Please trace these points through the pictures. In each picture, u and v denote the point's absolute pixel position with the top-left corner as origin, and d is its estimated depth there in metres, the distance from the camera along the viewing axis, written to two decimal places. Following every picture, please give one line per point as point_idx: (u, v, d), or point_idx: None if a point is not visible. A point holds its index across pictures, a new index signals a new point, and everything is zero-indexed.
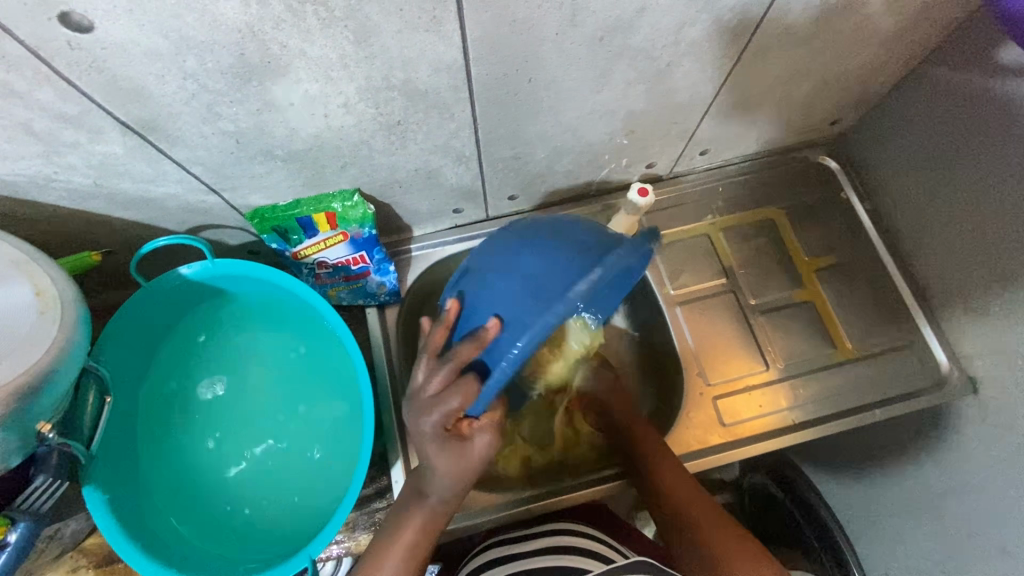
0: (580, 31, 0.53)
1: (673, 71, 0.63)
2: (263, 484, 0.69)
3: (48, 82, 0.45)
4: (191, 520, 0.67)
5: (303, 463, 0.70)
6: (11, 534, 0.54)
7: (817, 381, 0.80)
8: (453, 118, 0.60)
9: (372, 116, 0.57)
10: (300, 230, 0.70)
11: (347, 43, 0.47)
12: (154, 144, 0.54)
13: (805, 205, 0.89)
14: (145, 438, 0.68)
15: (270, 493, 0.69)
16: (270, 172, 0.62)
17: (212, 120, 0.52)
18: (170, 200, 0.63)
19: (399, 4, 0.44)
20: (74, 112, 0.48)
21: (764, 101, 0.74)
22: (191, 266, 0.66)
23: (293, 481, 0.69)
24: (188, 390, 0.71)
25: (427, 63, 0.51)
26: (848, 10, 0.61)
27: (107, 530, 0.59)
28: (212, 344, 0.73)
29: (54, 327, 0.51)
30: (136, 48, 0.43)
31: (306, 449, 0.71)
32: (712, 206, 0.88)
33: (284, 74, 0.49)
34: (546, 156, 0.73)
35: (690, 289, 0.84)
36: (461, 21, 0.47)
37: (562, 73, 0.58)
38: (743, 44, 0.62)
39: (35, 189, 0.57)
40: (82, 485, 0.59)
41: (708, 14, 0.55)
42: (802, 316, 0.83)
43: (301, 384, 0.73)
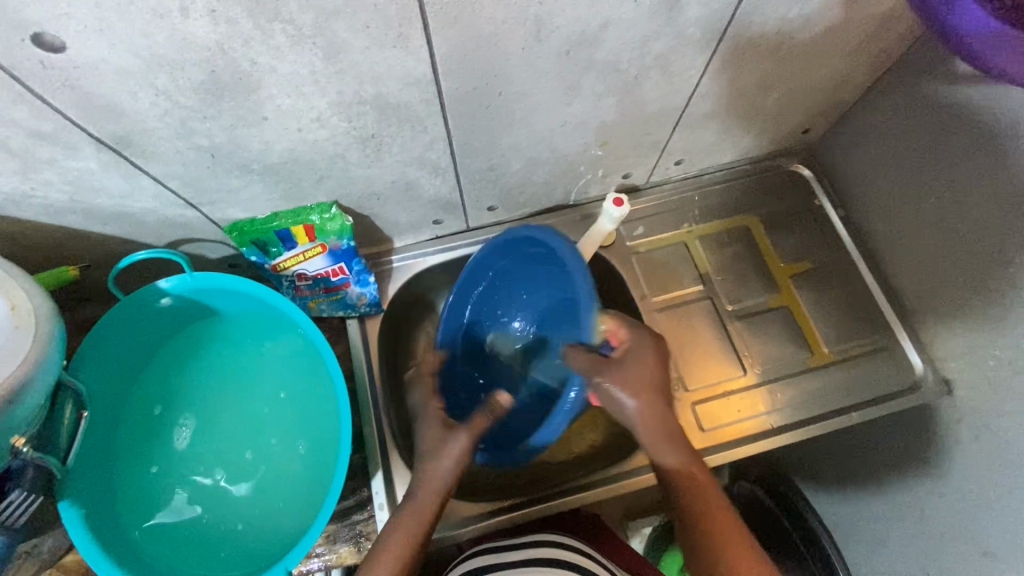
0: (545, 46, 0.54)
1: (641, 83, 0.64)
2: (243, 502, 0.69)
3: (23, 101, 0.46)
4: (171, 536, 0.66)
5: (283, 478, 0.70)
6: None
7: (795, 386, 0.81)
8: (427, 131, 0.62)
9: (346, 130, 0.58)
10: (279, 242, 0.71)
11: (316, 59, 0.48)
12: (130, 159, 0.55)
13: (780, 212, 0.90)
14: (124, 455, 0.68)
15: (251, 510, 0.68)
16: (247, 186, 0.63)
17: (187, 135, 0.53)
18: (148, 215, 0.64)
19: (365, 22, 0.46)
20: (50, 129, 0.49)
21: (734, 111, 0.76)
22: (169, 279, 0.66)
23: (274, 497, 0.69)
24: (167, 410, 0.71)
25: (397, 78, 0.53)
26: (808, 23, 0.63)
27: (83, 547, 0.59)
28: (192, 364, 0.74)
29: (27, 342, 0.51)
30: (108, 67, 0.44)
31: (286, 463, 0.70)
32: (689, 215, 0.90)
33: (256, 90, 0.50)
34: (521, 167, 0.74)
35: (668, 296, 0.85)
36: (428, 37, 0.49)
37: (531, 86, 0.59)
38: (708, 57, 0.64)
39: (12, 205, 0.57)
40: (58, 501, 0.59)
41: (671, 29, 0.57)
42: (779, 321, 0.84)
43: (280, 395, 0.73)
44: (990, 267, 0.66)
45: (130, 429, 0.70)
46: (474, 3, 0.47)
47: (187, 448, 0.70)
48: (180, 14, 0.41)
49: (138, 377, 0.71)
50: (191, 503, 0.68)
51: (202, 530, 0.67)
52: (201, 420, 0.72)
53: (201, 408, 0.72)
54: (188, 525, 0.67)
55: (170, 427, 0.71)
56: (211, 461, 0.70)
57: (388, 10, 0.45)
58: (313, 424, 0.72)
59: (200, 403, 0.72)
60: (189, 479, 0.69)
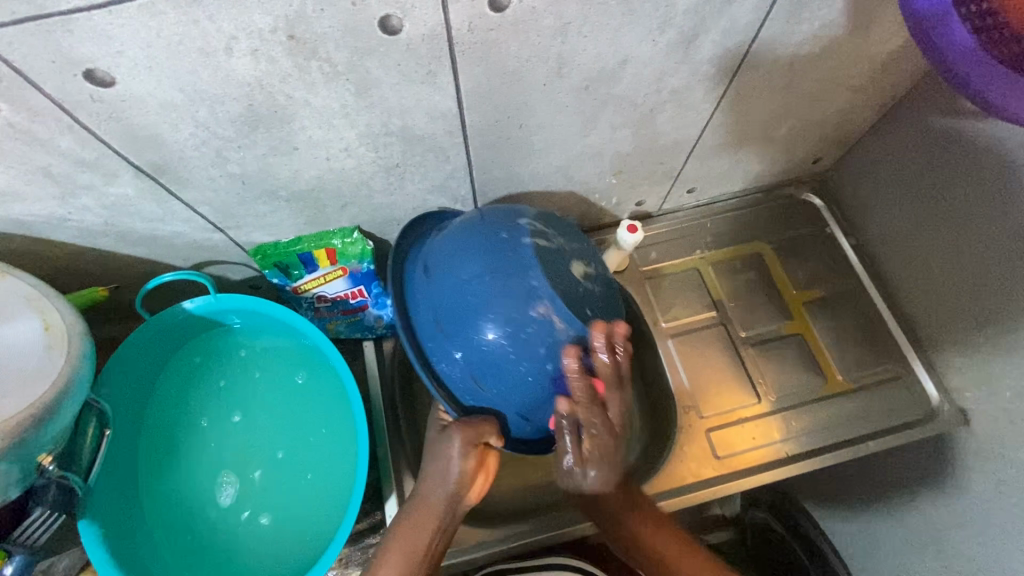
0: (566, 82, 0.56)
1: (656, 116, 0.66)
2: (319, 481, 0.71)
3: (70, 132, 0.48)
4: (188, 558, 0.67)
5: (328, 455, 0.72)
6: (7, 566, 0.54)
7: (810, 414, 0.80)
8: (449, 160, 0.64)
9: (372, 159, 0.60)
10: (301, 265, 0.73)
11: (349, 94, 0.50)
12: (165, 186, 0.57)
13: (790, 241, 0.91)
14: (141, 474, 0.70)
15: (332, 475, 0.71)
16: (274, 212, 0.65)
17: (221, 163, 0.55)
18: (178, 238, 0.66)
19: (397, 60, 0.48)
20: (92, 157, 0.51)
21: (746, 142, 0.78)
22: (193, 300, 0.69)
23: (329, 462, 0.72)
24: (189, 465, 0.71)
25: (423, 111, 0.55)
26: (819, 61, 0.65)
27: (101, 564, 0.60)
28: (190, 409, 0.74)
29: (61, 360, 0.53)
30: (153, 100, 0.46)
31: (312, 430, 0.73)
32: (701, 242, 0.91)
33: (290, 121, 0.52)
34: (538, 194, 0.76)
35: (681, 322, 0.86)
36: (455, 74, 0.51)
37: (551, 120, 0.61)
38: (723, 89, 0.65)
39: (49, 228, 0.59)
40: (79, 519, 0.60)
41: (687, 65, 0.59)
42: (792, 349, 0.85)
43: (294, 416, 0.74)
44: (1000, 269, 0.66)
45: (175, 539, 0.68)
46: (501, 44, 0.49)
47: (225, 494, 0.70)
48: (224, 53, 0.43)
49: (146, 444, 0.71)
50: (253, 534, 0.69)
51: (277, 547, 0.68)
52: (220, 451, 0.72)
53: (212, 464, 0.71)
54: (301, 535, 0.69)
55: (194, 476, 0.71)
56: (266, 485, 0.71)
57: (420, 49, 0.47)
58: (301, 388, 0.75)
59: (207, 457, 0.72)
60: (264, 515, 0.69)
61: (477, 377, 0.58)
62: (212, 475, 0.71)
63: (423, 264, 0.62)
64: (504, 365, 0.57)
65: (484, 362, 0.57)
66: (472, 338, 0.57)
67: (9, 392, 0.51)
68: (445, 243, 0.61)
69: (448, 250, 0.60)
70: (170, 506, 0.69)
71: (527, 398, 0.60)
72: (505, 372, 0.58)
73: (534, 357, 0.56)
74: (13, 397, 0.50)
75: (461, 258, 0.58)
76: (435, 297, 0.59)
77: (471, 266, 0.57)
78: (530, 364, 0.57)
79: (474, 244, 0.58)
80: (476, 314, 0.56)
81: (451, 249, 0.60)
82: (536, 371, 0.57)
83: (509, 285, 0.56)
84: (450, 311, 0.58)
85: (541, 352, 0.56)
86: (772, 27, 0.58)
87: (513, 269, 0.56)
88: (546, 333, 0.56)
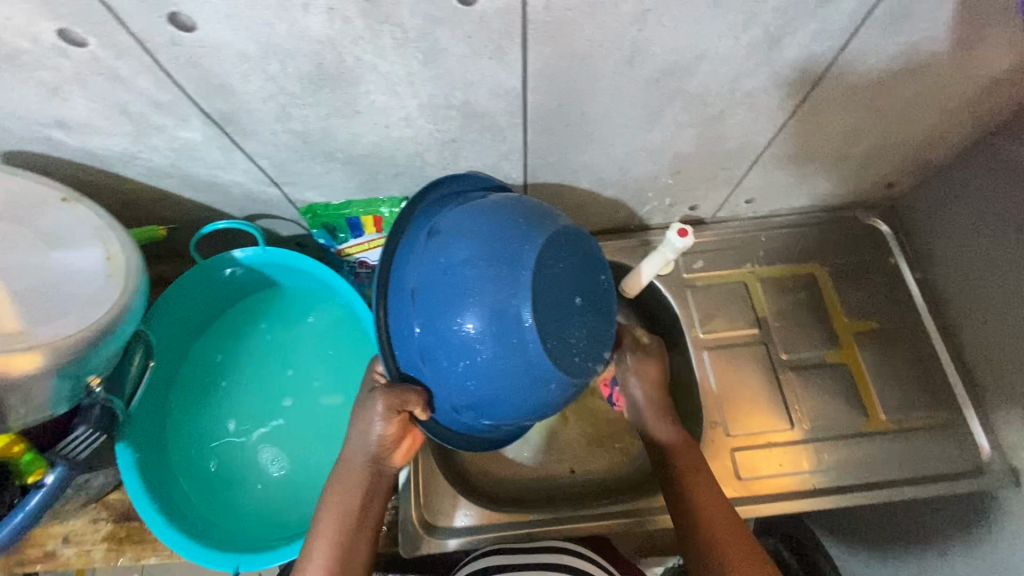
0: (636, 72, 0.54)
1: (725, 118, 0.64)
2: (336, 404, 0.74)
3: (149, 72, 0.49)
4: (210, 496, 0.70)
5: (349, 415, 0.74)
6: (48, 475, 0.57)
7: (845, 449, 0.77)
8: (506, 141, 0.63)
9: (430, 132, 0.60)
10: (347, 229, 0.75)
11: (416, 62, 0.50)
12: (229, 135, 0.58)
13: (849, 266, 0.86)
14: (175, 412, 0.73)
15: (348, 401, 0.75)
16: (329, 172, 0.66)
17: (284, 120, 0.56)
18: (235, 187, 0.68)
19: (468, 32, 0.47)
20: (167, 99, 0.53)
21: (816, 156, 0.74)
22: (244, 249, 0.72)
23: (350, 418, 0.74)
24: (217, 408, 0.74)
25: (487, 88, 0.54)
26: (912, 77, 0.60)
27: (132, 488, 0.63)
28: (225, 356, 0.77)
29: (117, 290, 0.56)
30: (229, 49, 0.47)
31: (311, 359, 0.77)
32: (753, 255, 0.87)
33: (354, 84, 0.52)
34: (590, 186, 0.74)
35: (720, 335, 0.83)
36: (524, 52, 0.50)
37: (615, 110, 0.60)
38: (802, 97, 0.62)
39: (120, 163, 0.62)
40: (117, 441, 0.63)
41: (766, 68, 0.56)
42: (835, 378, 0.81)
43: (320, 374, 0.76)
44: None
45: (243, 512, 0.69)
46: (575, 26, 0.48)
47: (249, 439, 0.73)
48: (302, 9, 0.44)
49: (181, 383, 0.74)
50: (272, 481, 0.71)
51: (296, 497, 0.70)
52: (247, 399, 0.75)
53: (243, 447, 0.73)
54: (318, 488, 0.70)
55: (222, 419, 0.74)
56: (288, 439, 0.73)
57: (492, 23, 0.46)
58: (281, 339, 0.78)
59: (234, 449, 0.73)
60: (300, 461, 0.72)
61: (423, 353, 0.54)
62: (238, 421, 0.74)
63: (431, 223, 0.58)
64: (453, 358, 0.52)
65: (435, 346, 0.52)
66: (435, 317, 0.52)
67: (70, 314, 0.54)
68: (454, 213, 0.56)
69: (459, 220, 0.54)
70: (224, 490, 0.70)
71: (465, 396, 0.54)
72: (450, 367, 0.52)
73: (481, 361, 0.51)
74: (74, 318, 0.54)
75: (475, 231, 0.53)
76: (422, 262, 0.54)
77: (457, 250, 0.52)
78: (482, 367, 0.51)
79: (471, 228, 0.53)
80: (447, 296, 0.51)
81: (461, 224, 0.54)
82: (476, 375, 0.52)
83: (486, 281, 0.50)
84: (428, 280, 0.53)
85: (491, 360, 0.50)
86: (864, 36, 0.54)
87: (508, 262, 0.50)
88: (506, 339, 0.49)
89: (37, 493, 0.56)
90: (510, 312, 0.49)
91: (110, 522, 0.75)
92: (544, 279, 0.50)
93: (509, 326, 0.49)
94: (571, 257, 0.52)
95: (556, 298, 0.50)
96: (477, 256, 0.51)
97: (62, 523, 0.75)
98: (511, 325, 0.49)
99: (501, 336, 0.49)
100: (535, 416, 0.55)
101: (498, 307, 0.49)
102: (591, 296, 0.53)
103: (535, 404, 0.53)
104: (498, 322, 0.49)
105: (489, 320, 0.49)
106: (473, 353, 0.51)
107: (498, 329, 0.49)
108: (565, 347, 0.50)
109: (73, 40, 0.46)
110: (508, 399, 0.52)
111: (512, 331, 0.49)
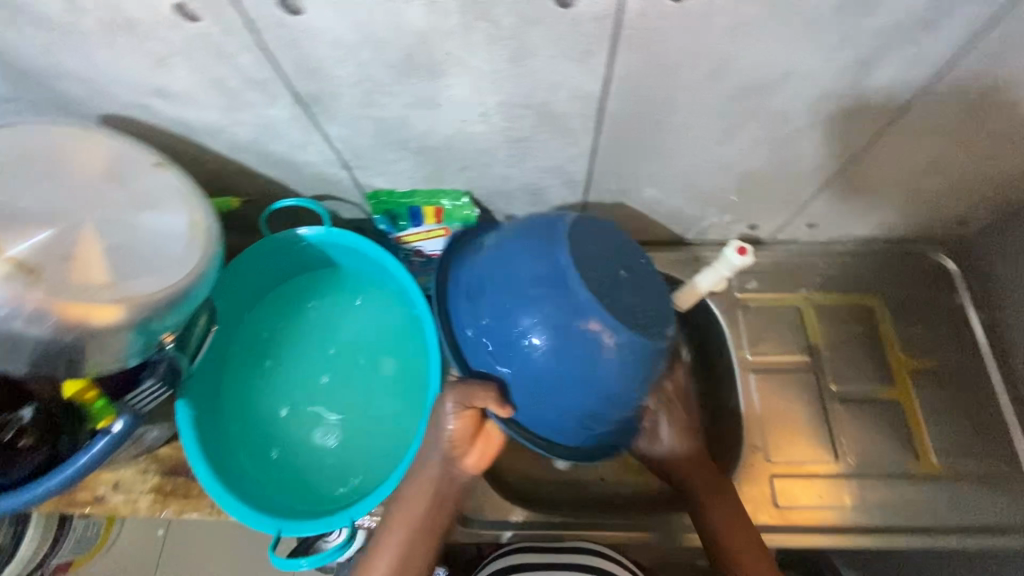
0: (719, 85, 0.54)
1: (801, 139, 0.63)
2: (381, 384, 0.76)
3: (251, 50, 0.52)
4: (256, 462, 0.71)
5: (393, 396, 0.75)
6: (116, 423, 0.58)
7: (890, 489, 0.74)
8: (576, 144, 0.64)
9: (504, 129, 0.61)
10: (409, 218, 0.77)
11: (503, 60, 0.51)
12: (313, 116, 0.61)
13: (910, 302, 0.84)
14: (230, 377, 0.76)
15: (393, 382, 0.76)
16: (399, 160, 0.68)
17: (367, 106, 0.58)
18: (309, 167, 0.71)
19: (560, 33, 0.48)
20: (262, 77, 0.55)
21: (889, 186, 0.72)
22: (311, 228, 0.75)
23: (394, 399, 0.75)
24: (269, 377, 0.77)
25: (568, 90, 0.55)
26: (1005, 113, 0.58)
27: (188, 443, 0.66)
28: (280, 328, 0.80)
29: (199, 253, 0.58)
30: (329, 34, 0.49)
31: (348, 330, 0.80)
32: (809, 281, 0.85)
33: (440, 76, 0.54)
34: (651, 196, 0.74)
35: (767, 358, 0.81)
36: (611, 57, 0.50)
37: (691, 122, 0.59)
38: (883, 124, 0.60)
39: (206, 134, 0.65)
40: (178, 398, 0.67)
41: (851, 91, 0.55)
42: (885, 415, 0.78)
43: (368, 354, 0.78)
44: None
45: (286, 481, 0.71)
46: (667, 35, 0.48)
47: (296, 410, 0.75)
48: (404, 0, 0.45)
49: (237, 350, 0.78)
50: (315, 453, 0.73)
51: (337, 472, 0.71)
52: (297, 371, 0.77)
53: (299, 428, 0.74)
54: (359, 465, 0.72)
55: (272, 388, 0.76)
56: (333, 414, 0.75)
57: (586, 27, 0.47)
58: (334, 317, 0.80)
59: (291, 433, 0.74)
60: (343, 436, 0.73)
61: (492, 345, 0.58)
62: (287, 392, 0.76)
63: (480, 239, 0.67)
64: (519, 339, 0.56)
65: (499, 333, 0.57)
66: (496, 309, 0.57)
67: (153, 273, 0.56)
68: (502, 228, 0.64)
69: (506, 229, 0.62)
70: (270, 458, 0.72)
71: (537, 375, 0.57)
72: (519, 349, 0.56)
73: (546, 335, 0.55)
74: (158, 277, 0.56)
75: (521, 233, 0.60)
76: (477, 267, 0.61)
77: (508, 249, 0.59)
78: (546, 339, 0.55)
79: (517, 233, 0.60)
80: (507, 298, 0.57)
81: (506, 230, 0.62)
82: (545, 361, 0.56)
83: (537, 266, 0.56)
84: (486, 279, 0.59)
85: (553, 330, 0.55)
86: (961, 67, 0.52)
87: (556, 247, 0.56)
88: (565, 306, 0.54)
89: (104, 439, 0.58)
90: (565, 287, 0.55)
91: (158, 474, 0.79)
92: (587, 259, 0.57)
93: (568, 299, 0.54)
94: (600, 248, 0.59)
95: (601, 275, 0.56)
96: (527, 251, 0.57)
97: (114, 469, 0.79)
98: (569, 296, 0.54)
99: (561, 305, 0.54)
100: (606, 390, 0.58)
101: (551, 284, 0.55)
102: (631, 275, 0.60)
103: (604, 371, 0.56)
104: (556, 297, 0.55)
105: (542, 294, 0.55)
106: (538, 327, 0.55)
107: (559, 300, 0.55)
108: (618, 312, 0.56)
109: (187, 15, 0.49)
110: (577, 378, 0.56)
111: (572, 300, 0.54)
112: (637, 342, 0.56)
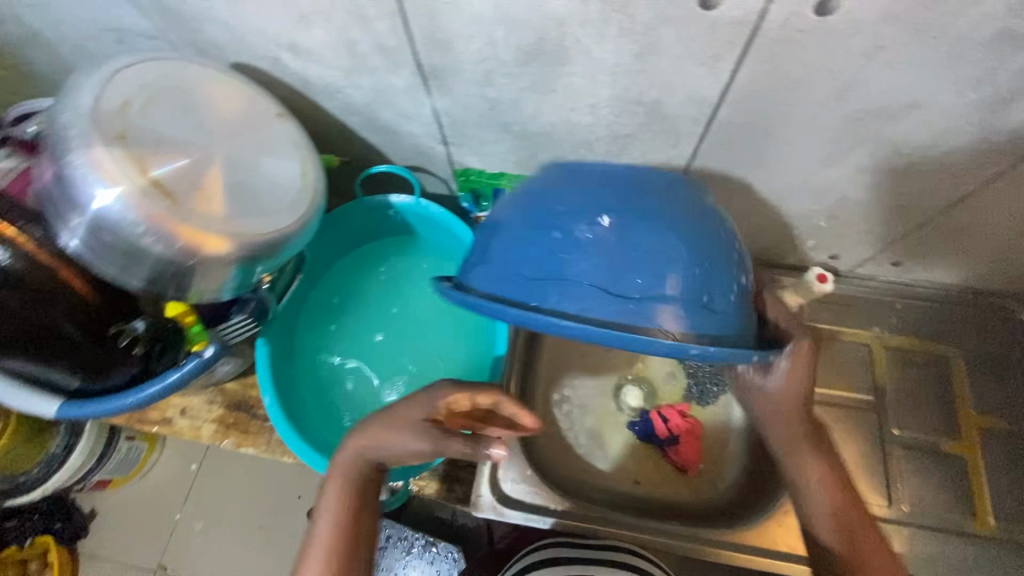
0: (840, 105, 0.54)
1: (909, 173, 0.61)
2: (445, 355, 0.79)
3: (389, 17, 0.54)
4: (318, 410, 0.75)
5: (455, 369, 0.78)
6: (208, 349, 0.62)
7: (942, 543, 0.72)
8: (676, 147, 0.64)
9: (609, 123, 0.62)
10: (491, 198, 0.80)
11: (629, 54, 0.52)
12: (428, 88, 0.63)
13: (990, 358, 0.81)
14: (304, 326, 0.80)
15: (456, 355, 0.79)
16: (498, 142, 0.70)
17: (483, 84, 0.60)
18: (409, 138, 0.74)
19: (694, 34, 0.49)
20: (392, 44, 0.58)
21: (991, 235, 0.69)
22: (400, 196, 0.78)
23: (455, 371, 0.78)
24: (339, 332, 0.81)
25: (685, 92, 0.56)
26: None
27: (262, 378, 0.69)
28: (355, 288, 0.84)
29: (306, 204, 0.62)
30: (468, 10, 0.51)
31: (409, 287, 0.84)
32: (883, 319, 0.84)
33: (563, 63, 0.55)
34: (738, 210, 0.74)
35: (830, 391, 0.80)
36: (738, 64, 0.51)
37: (800, 139, 0.59)
38: (1003, 168, 0.59)
39: (323, 93, 0.69)
40: (258, 334, 0.71)
41: (977, 130, 0.54)
42: (948, 469, 0.75)
43: (435, 324, 0.81)
44: None
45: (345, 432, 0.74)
46: (801, 48, 0.48)
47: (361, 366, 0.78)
48: None
49: (314, 302, 0.82)
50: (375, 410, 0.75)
51: None
52: (366, 330, 0.81)
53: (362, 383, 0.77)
54: None
55: (341, 343, 0.80)
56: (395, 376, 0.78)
57: (721, 31, 0.48)
58: (407, 285, 0.84)
59: (354, 388, 0.77)
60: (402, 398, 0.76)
61: (548, 256, 0.50)
62: (355, 349, 0.80)
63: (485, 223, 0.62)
64: (574, 230, 0.49)
65: (551, 240, 0.50)
66: (540, 229, 0.51)
67: (265, 214, 0.59)
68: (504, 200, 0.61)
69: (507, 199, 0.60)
70: (332, 408, 0.75)
71: (607, 254, 0.48)
72: (577, 239, 0.49)
73: (594, 207, 0.50)
74: (269, 219, 0.59)
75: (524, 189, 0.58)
76: (501, 225, 0.55)
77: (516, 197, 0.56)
78: (594, 211, 0.50)
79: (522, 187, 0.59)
80: (538, 214, 0.52)
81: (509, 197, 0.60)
82: (612, 237, 0.48)
83: (551, 180, 0.54)
84: (517, 224, 0.53)
85: (595, 199, 0.50)
86: None
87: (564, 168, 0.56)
88: (592, 179, 0.52)
89: (193, 362, 0.62)
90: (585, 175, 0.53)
91: (222, 407, 0.83)
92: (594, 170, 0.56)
93: (591, 180, 0.52)
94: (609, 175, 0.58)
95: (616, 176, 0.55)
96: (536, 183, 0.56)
97: (182, 396, 0.83)
98: (596, 175, 0.53)
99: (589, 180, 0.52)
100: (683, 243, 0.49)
101: (571, 178, 0.53)
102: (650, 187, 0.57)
103: (671, 223, 0.50)
104: (582, 180, 0.52)
105: (568, 185, 0.52)
106: (579, 201, 0.50)
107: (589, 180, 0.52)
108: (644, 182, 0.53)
109: None
110: (651, 239, 0.48)
111: (598, 177, 0.52)
112: (684, 193, 0.53)
